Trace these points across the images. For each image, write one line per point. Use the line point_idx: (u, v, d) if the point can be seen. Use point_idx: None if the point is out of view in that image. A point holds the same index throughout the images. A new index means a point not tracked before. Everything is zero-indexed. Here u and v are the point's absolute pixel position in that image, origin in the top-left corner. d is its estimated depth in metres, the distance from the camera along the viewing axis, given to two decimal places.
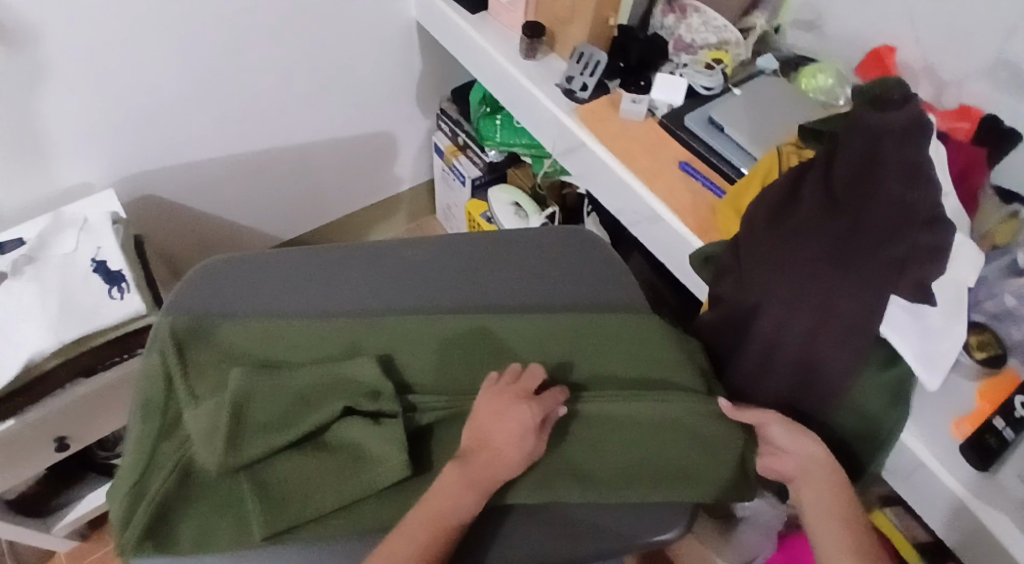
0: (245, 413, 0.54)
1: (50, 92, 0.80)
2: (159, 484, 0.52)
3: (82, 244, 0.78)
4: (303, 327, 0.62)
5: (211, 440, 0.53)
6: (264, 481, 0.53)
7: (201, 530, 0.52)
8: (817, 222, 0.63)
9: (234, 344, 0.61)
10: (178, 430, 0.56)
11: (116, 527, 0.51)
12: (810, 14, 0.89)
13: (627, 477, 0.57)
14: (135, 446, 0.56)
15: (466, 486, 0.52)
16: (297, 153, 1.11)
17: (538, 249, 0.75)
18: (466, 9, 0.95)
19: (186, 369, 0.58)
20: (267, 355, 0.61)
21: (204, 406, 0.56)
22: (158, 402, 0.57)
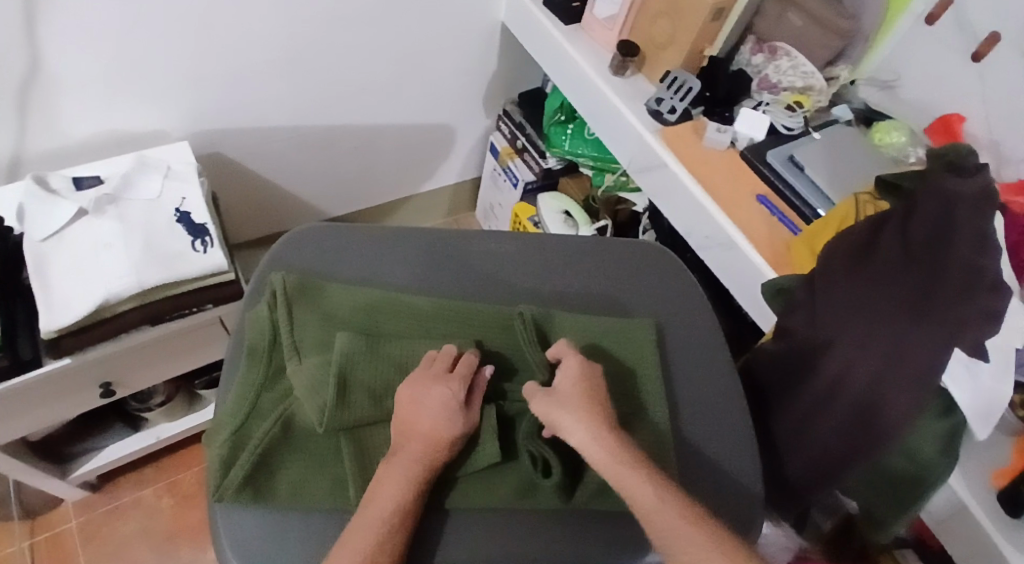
0: (351, 374, 0.55)
1: (155, 38, 0.79)
2: (262, 433, 0.53)
3: (166, 191, 0.78)
4: (404, 301, 0.64)
5: (318, 395, 0.54)
6: (364, 445, 0.54)
7: (298, 483, 0.52)
8: (893, 272, 0.62)
9: (337, 307, 0.62)
10: (280, 381, 0.57)
11: (216, 470, 0.52)
12: (888, 75, 0.94)
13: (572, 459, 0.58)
14: (237, 392, 0.57)
15: (406, 479, 0.50)
16: (362, 134, 1.12)
17: (622, 258, 0.76)
18: (560, 19, 0.97)
19: (291, 324, 0.60)
20: (368, 323, 0.62)
21: (307, 361, 0.57)
22: (262, 351, 0.59)
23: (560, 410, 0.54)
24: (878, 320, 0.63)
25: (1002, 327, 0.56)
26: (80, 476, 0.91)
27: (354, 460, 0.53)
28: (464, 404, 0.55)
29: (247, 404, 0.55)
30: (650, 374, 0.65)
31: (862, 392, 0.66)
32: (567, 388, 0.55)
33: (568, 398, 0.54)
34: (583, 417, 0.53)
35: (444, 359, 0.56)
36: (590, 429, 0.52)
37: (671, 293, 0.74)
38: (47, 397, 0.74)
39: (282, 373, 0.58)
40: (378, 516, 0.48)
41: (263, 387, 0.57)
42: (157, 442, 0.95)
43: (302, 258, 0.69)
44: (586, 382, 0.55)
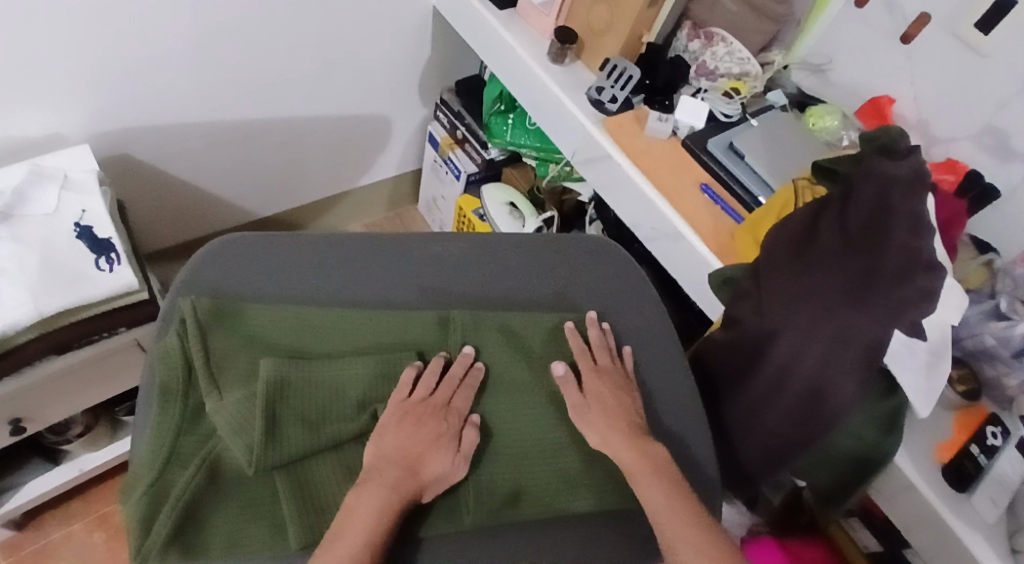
0: (282, 406, 0.55)
1: (41, 33, 0.71)
2: (186, 482, 0.51)
3: (65, 203, 0.72)
4: (328, 318, 0.62)
5: (243, 434, 0.53)
6: (302, 481, 0.53)
7: (231, 533, 0.51)
8: (835, 260, 0.64)
9: (259, 331, 0.60)
10: (200, 421, 0.55)
11: (138, 531, 0.50)
12: (819, 58, 0.95)
13: (538, 454, 0.59)
14: (152, 438, 0.55)
15: (379, 502, 0.50)
16: (287, 128, 1.05)
17: (558, 253, 0.74)
18: (495, 5, 0.94)
19: (208, 354, 0.58)
20: (297, 346, 0.60)
21: (230, 396, 0.55)
22: (175, 390, 0.56)
23: (602, 394, 0.61)
24: (823, 307, 0.64)
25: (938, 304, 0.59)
26: (3, 516, 0.84)
27: (294, 497, 0.52)
28: (456, 440, 0.57)
29: (166, 450, 0.53)
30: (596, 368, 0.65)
31: (809, 379, 0.67)
32: (612, 373, 0.63)
33: (603, 383, 0.62)
34: (611, 413, 0.59)
35: (424, 384, 0.59)
36: (616, 420, 0.59)
37: (614, 286, 0.73)
38: None
39: (202, 414, 0.56)
40: (360, 534, 0.48)
41: (181, 431, 0.54)
42: (82, 474, 0.89)
43: (215, 274, 0.65)
44: (616, 384, 0.62)
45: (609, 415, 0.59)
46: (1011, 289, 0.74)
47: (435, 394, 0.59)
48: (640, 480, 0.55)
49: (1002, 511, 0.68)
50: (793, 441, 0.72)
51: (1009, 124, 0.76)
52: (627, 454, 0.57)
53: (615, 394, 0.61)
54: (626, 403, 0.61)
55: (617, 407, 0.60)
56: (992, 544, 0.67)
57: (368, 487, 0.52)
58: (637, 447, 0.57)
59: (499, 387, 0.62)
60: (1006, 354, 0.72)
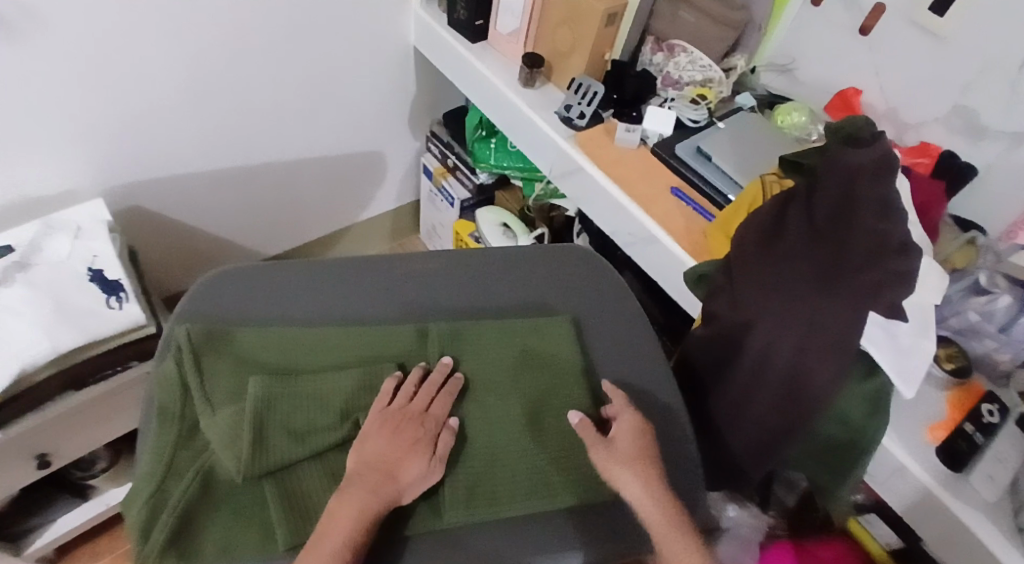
0: (269, 420, 0.58)
1: (46, 93, 0.79)
2: (181, 492, 0.55)
3: (77, 250, 0.79)
4: (311, 336, 0.66)
5: (233, 446, 0.56)
6: (289, 488, 0.57)
7: (224, 538, 0.54)
8: (801, 249, 0.65)
9: (248, 353, 0.65)
10: (195, 438, 0.60)
11: (137, 537, 0.54)
12: (784, 59, 0.96)
13: (514, 454, 0.61)
14: (151, 454, 0.59)
15: (356, 506, 0.53)
16: (286, 170, 1.12)
17: (535, 263, 0.78)
18: (466, 38, 0.99)
19: (201, 376, 0.62)
20: (285, 364, 0.64)
21: (222, 413, 0.59)
22: (173, 411, 0.61)
23: (630, 448, 0.60)
24: (794, 296, 0.65)
25: (915, 286, 0.59)
26: (34, 553, 0.89)
27: (281, 504, 0.55)
28: (431, 445, 0.59)
29: (164, 464, 0.57)
30: (567, 368, 0.67)
31: (788, 366, 0.67)
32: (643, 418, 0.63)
33: (636, 429, 0.62)
34: (643, 467, 0.59)
35: (403, 392, 0.62)
36: (647, 471, 0.59)
37: (590, 289, 0.76)
38: None
39: (198, 429, 0.60)
40: (341, 536, 0.51)
41: (177, 446, 0.59)
42: (108, 508, 0.94)
43: (211, 303, 0.70)
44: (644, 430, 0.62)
45: (641, 465, 0.59)
46: (994, 263, 0.75)
47: (413, 402, 0.61)
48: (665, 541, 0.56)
49: (1003, 491, 0.67)
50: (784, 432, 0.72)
51: (976, 102, 0.76)
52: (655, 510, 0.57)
53: (645, 447, 0.61)
54: (650, 453, 0.60)
55: (647, 460, 0.60)
56: (995, 524, 0.65)
57: (350, 494, 0.54)
58: (666, 502, 0.57)
59: (477, 392, 0.64)
60: (994, 329, 0.72)
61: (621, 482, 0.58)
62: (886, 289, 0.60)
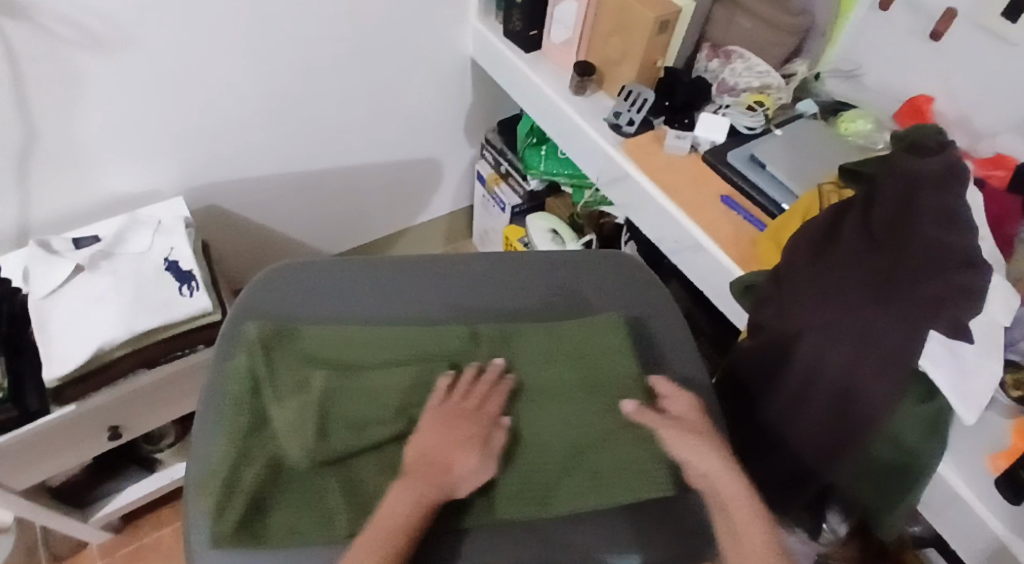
0: (332, 410, 0.61)
1: (135, 103, 0.86)
2: (252, 476, 0.58)
3: (156, 244, 0.85)
4: (371, 334, 0.69)
5: (300, 434, 0.59)
6: (350, 476, 0.59)
7: (290, 521, 0.56)
8: (855, 261, 0.63)
9: (313, 348, 0.67)
10: (265, 425, 0.62)
11: (213, 517, 0.56)
12: (850, 64, 0.92)
13: (568, 454, 0.60)
14: (223, 440, 0.62)
15: (415, 498, 0.54)
16: (349, 174, 1.17)
17: (581, 269, 0.78)
18: (520, 48, 1.01)
19: (269, 369, 0.65)
20: (343, 359, 0.67)
21: (288, 403, 0.62)
22: (245, 399, 0.63)
23: (693, 430, 0.59)
24: (847, 308, 0.62)
25: (983, 303, 0.56)
26: (101, 518, 0.96)
27: (343, 493, 0.58)
28: (484, 441, 0.60)
29: (235, 450, 0.59)
30: (618, 368, 0.66)
31: (838, 379, 0.65)
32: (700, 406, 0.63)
33: (696, 414, 0.61)
34: (711, 446, 0.58)
35: (456, 390, 0.63)
36: (715, 449, 0.58)
37: (632, 295, 0.76)
38: (58, 444, 0.79)
39: (267, 418, 0.62)
40: (395, 512, 0.53)
41: (248, 433, 0.61)
42: (173, 482, 1.00)
43: (265, 299, 0.73)
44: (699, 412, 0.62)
45: (706, 443, 0.58)
46: None
47: (467, 399, 0.62)
48: (743, 517, 0.54)
49: None
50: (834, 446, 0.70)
51: None
52: (733, 484, 0.56)
53: (708, 429, 0.60)
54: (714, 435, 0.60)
55: (711, 439, 0.59)
56: None
57: (411, 484, 0.55)
58: (739, 478, 0.56)
59: (531, 394, 0.65)
60: None
61: (688, 457, 0.57)
62: (948, 304, 0.57)
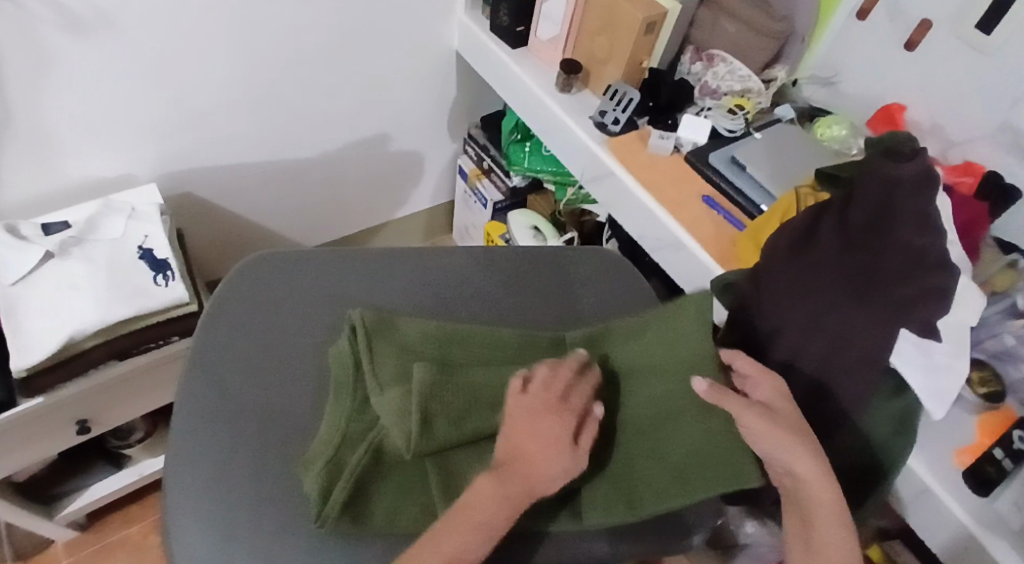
0: (433, 404, 0.55)
1: (114, 85, 0.83)
2: (356, 460, 0.54)
3: (131, 230, 0.83)
4: (469, 331, 0.65)
5: (403, 420, 0.54)
6: (449, 471, 0.55)
7: (392, 509, 0.54)
8: (833, 261, 0.63)
9: (411, 338, 0.63)
10: (367, 411, 0.58)
11: (315, 500, 0.52)
12: (829, 71, 0.95)
13: (653, 452, 0.58)
14: (328, 423, 0.59)
15: (497, 500, 0.47)
16: (329, 166, 1.16)
17: (566, 271, 0.78)
18: (507, 43, 1.01)
19: (373, 357, 0.60)
20: (441, 354, 0.63)
21: (391, 392, 0.57)
22: (348, 385, 0.60)
23: (783, 419, 0.51)
24: (824, 306, 0.63)
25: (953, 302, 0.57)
26: (66, 515, 0.93)
27: (440, 486, 0.54)
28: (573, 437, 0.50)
29: (338, 435, 0.56)
30: (691, 345, 0.60)
31: (813, 378, 0.66)
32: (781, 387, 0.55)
33: (781, 399, 0.53)
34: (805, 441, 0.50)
35: (545, 382, 0.53)
36: (806, 444, 0.50)
37: (610, 295, 0.78)
38: (25, 436, 0.77)
39: (367, 404, 0.59)
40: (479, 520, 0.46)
41: (351, 417, 0.58)
42: (143, 477, 0.98)
43: (276, 284, 0.71)
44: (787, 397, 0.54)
45: (797, 437, 0.50)
46: None
47: (552, 391, 0.52)
48: (832, 524, 0.48)
49: None
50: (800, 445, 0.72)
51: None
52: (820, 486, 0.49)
53: (793, 417, 0.52)
54: (803, 424, 0.52)
55: (801, 431, 0.51)
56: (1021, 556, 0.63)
57: (501, 482, 0.47)
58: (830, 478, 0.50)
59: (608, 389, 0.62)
60: None
61: (778, 452, 0.50)
62: (920, 305, 0.58)
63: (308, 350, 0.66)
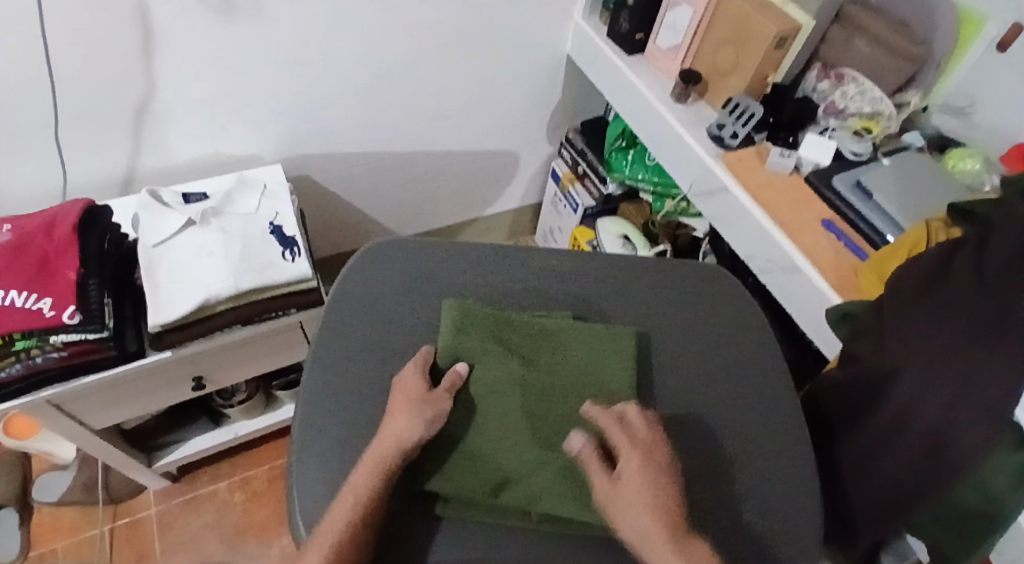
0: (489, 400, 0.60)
1: (250, 69, 0.87)
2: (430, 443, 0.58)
3: (263, 206, 0.87)
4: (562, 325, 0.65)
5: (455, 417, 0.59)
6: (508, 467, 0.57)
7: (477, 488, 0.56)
8: (964, 299, 0.54)
9: (507, 324, 0.64)
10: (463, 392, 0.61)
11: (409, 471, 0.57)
12: (961, 100, 0.89)
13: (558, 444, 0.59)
14: None
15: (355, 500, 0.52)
16: (433, 159, 1.17)
17: (692, 284, 0.74)
18: (624, 50, 1.01)
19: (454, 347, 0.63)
20: (538, 342, 0.64)
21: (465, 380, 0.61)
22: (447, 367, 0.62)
23: (637, 492, 0.51)
24: (948, 346, 0.54)
25: None
26: (162, 466, 1.01)
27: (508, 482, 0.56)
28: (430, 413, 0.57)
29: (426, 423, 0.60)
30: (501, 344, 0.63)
31: (928, 425, 0.57)
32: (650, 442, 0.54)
33: (637, 467, 0.53)
34: (642, 508, 0.50)
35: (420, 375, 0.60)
36: (654, 518, 0.50)
37: (728, 308, 0.72)
38: (147, 387, 0.84)
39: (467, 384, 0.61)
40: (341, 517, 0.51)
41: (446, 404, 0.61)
42: (236, 437, 1.05)
43: (406, 257, 0.73)
44: (647, 463, 0.53)
45: (633, 504, 0.51)
46: None
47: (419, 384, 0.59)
48: None
49: None
50: (911, 502, 0.61)
51: None
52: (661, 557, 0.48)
53: (648, 479, 0.52)
54: (665, 494, 0.51)
55: (648, 504, 0.50)
56: None
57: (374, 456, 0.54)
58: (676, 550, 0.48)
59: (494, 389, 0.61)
60: None
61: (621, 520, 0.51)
62: None
63: (420, 324, 0.68)
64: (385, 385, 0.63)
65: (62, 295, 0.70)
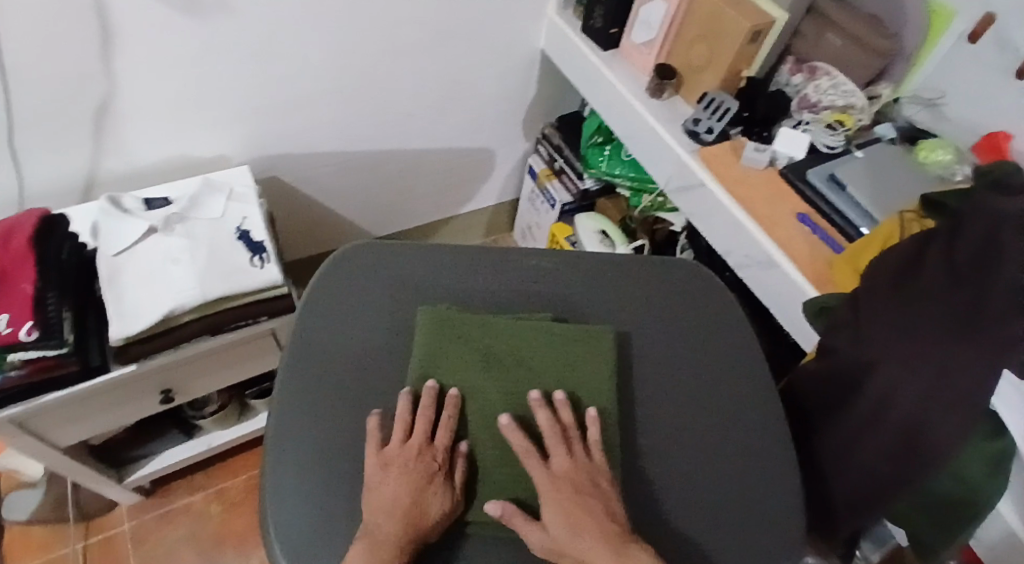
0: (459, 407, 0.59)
1: (215, 67, 0.85)
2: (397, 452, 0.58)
3: (229, 211, 0.85)
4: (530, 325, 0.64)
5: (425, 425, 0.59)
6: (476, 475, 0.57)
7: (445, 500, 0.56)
8: (935, 295, 0.53)
9: (473, 330, 0.63)
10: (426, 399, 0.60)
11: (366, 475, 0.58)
12: (932, 93, 0.89)
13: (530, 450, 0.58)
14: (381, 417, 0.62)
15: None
16: (406, 158, 1.15)
17: (668, 282, 0.73)
18: (598, 46, 1.00)
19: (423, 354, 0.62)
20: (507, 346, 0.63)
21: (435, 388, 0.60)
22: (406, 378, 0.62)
23: (574, 508, 0.52)
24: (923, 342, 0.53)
25: None
26: (135, 481, 0.99)
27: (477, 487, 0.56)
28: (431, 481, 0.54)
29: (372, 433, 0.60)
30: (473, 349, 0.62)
31: (904, 419, 0.57)
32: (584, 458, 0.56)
33: (564, 486, 0.53)
34: (586, 527, 0.50)
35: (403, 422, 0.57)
36: (589, 535, 0.50)
37: (704, 303, 0.72)
38: (113, 401, 0.81)
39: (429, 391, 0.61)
40: None
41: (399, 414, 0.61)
42: (210, 448, 1.03)
43: (372, 261, 0.71)
44: (580, 476, 0.54)
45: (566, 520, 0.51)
46: None
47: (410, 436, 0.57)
48: None
49: None
50: (890, 492, 0.62)
51: None
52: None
53: (586, 495, 0.53)
54: (601, 504, 0.52)
55: (587, 521, 0.51)
56: None
57: (379, 528, 0.51)
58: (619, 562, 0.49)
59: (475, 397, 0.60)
60: None
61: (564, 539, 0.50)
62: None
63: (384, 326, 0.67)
64: (351, 391, 0.62)
65: (19, 311, 0.67)
